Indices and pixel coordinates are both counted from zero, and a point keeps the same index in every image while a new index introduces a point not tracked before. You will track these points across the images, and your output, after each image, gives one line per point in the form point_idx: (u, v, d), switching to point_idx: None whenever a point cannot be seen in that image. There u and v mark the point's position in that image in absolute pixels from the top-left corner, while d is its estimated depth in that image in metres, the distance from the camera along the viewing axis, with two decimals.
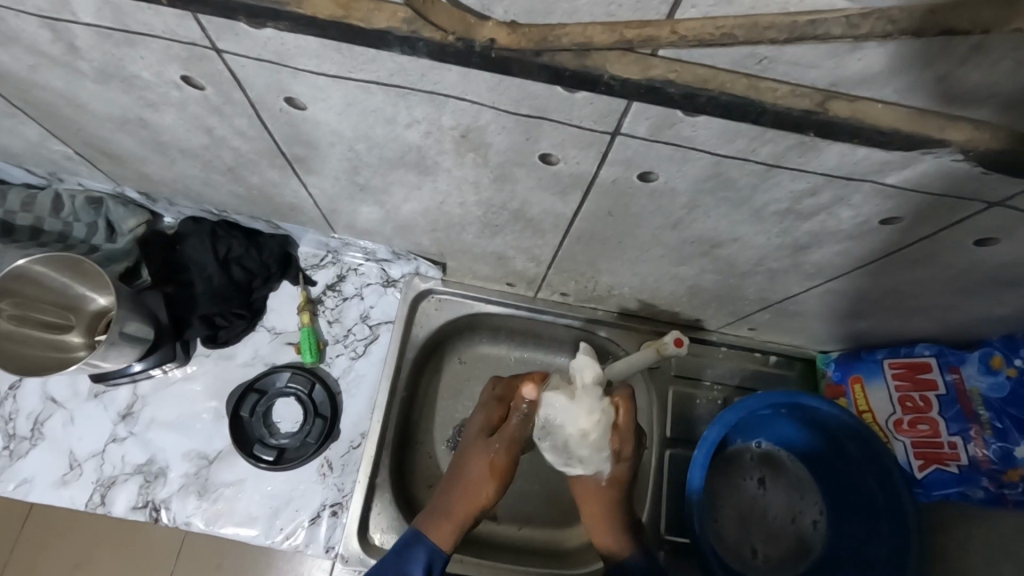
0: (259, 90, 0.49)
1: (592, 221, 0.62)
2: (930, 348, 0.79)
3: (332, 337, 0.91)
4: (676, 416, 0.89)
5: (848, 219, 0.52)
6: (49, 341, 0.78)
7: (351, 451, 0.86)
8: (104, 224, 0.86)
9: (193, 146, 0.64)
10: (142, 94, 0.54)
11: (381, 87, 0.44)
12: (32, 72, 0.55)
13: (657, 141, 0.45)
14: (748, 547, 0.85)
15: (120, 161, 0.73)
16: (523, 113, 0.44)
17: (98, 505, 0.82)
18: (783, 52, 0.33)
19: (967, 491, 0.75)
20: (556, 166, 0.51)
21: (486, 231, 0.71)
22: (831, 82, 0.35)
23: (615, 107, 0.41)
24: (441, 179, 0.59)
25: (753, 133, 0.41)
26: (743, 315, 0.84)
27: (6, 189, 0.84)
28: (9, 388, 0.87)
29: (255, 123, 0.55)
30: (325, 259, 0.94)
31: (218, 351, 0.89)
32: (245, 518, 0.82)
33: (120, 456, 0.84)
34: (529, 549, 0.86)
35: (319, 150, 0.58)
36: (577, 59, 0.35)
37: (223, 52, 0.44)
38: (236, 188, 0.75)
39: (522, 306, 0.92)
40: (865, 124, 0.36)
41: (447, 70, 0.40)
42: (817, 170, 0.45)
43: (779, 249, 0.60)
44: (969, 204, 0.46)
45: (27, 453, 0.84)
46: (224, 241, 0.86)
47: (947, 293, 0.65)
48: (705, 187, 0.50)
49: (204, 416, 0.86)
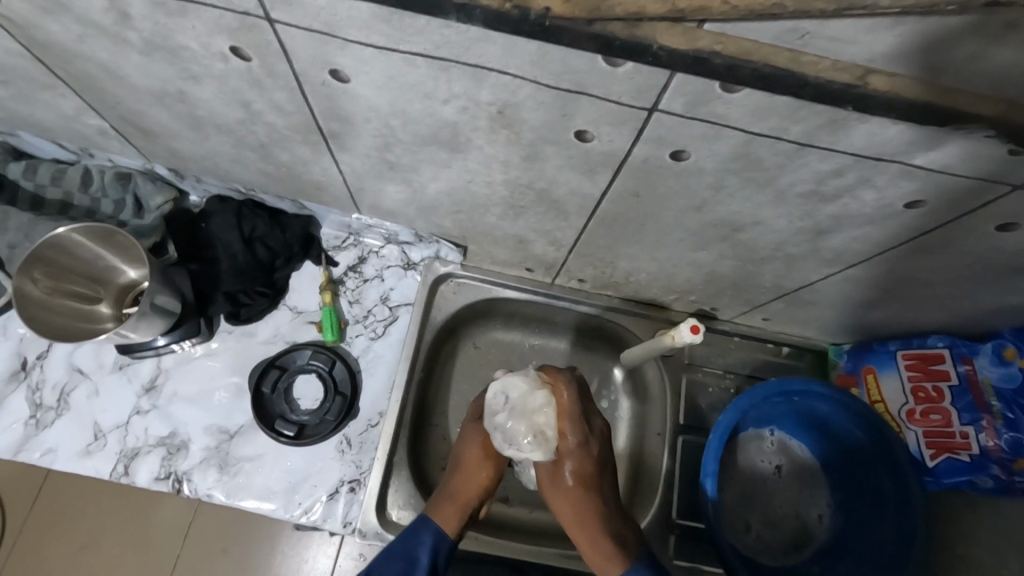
0: (304, 62, 0.50)
1: (617, 203, 0.63)
2: (943, 340, 0.80)
3: (352, 317, 0.93)
4: (689, 404, 0.91)
5: (871, 203, 0.53)
6: (78, 311, 0.80)
7: (369, 430, 0.87)
8: (131, 200, 0.87)
9: (229, 121, 0.65)
10: (187, 66, 0.55)
11: (426, 60, 0.46)
12: (79, 43, 0.56)
13: (692, 118, 0.46)
14: (751, 531, 0.87)
15: (154, 136, 0.75)
16: (562, 88, 0.46)
17: (121, 475, 0.83)
18: (825, 27, 0.35)
19: (976, 480, 0.76)
20: (589, 143, 0.53)
21: (510, 213, 0.73)
22: (868, 58, 0.37)
23: (654, 82, 0.42)
24: (471, 157, 0.61)
25: (787, 111, 0.43)
26: (758, 305, 0.85)
27: (37, 164, 0.86)
28: (35, 359, 0.89)
29: (294, 98, 0.57)
30: (346, 241, 0.95)
31: (240, 329, 0.91)
32: (265, 492, 0.83)
33: (143, 428, 0.86)
34: (540, 532, 0.87)
35: (354, 126, 0.59)
36: (626, 28, 0.37)
37: (274, 22, 0.46)
38: (266, 166, 0.76)
39: (539, 292, 0.93)
40: (901, 99, 0.38)
41: (493, 43, 0.42)
42: (847, 150, 0.46)
43: (801, 233, 0.62)
44: (993, 186, 0.48)
45: (53, 423, 0.85)
46: (249, 221, 0.87)
47: (966, 282, 0.66)
48: (733, 167, 0.52)
49: (225, 391, 0.88)
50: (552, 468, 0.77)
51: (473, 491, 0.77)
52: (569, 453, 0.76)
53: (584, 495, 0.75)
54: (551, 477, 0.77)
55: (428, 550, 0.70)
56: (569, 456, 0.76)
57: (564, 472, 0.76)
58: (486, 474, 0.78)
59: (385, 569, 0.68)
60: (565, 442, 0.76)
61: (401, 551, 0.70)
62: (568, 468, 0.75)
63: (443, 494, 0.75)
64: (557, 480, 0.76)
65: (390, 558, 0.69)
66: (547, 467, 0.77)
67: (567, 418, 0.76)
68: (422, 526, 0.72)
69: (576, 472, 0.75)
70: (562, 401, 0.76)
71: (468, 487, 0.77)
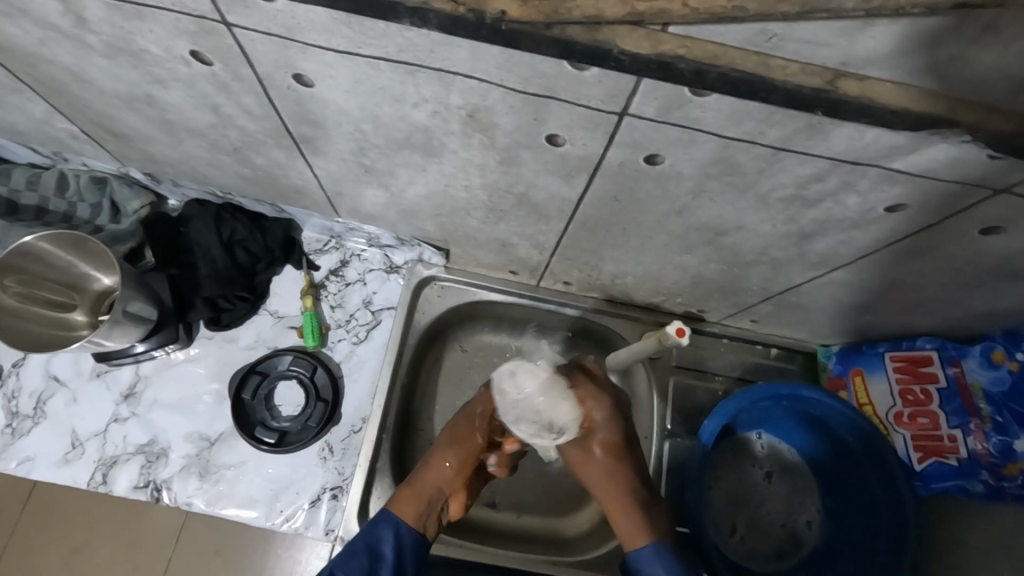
0: (267, 66, 0.49)
1: (597, 207, 0.62)
2: (931, 342, 0.79)
3: (334, 321, 0.92)
4: (676, 407, 0.89)
5: (853, 207, 0.52)
6: (53, 319, 0.79)
7: (352, 436, 0.86)
8: (108, 205, 0.86)
9: (200, 125, 0.64)
10: (150, 70, 0.54)
11: (390, 64, 0.44)
12: (40, 47, 0.55)
13: (664, 123, 0.45)
14: (736, 533, 0.85)
15: (126, 140, 0.73)
16: (530, 92, 0.44)
17: (99, 484, 0.82)
18: (794, 30, 0.33)
19: (965, 484, 0.75)
20: (563, 147, 0.51)
21: (490, 216, 0.71)
22: (841, 62, 0.35)
23: (624, 86, 0.41)
24: (447, 161, 0.59)
25: (760, 115, 0.41)
26: (745, 306, 0.84)
27: (11, 168, 0.85)
28: (12, 366, 0.88)
29: (262, 102, 0.55)
30: (327, 245, 0.94)
31: (220, 334, 0.89)
32: (246, 500, 0.82)
33: (122, 436, 0.84)
34: (525, 537, 0.86)
35: (326, 131, 0.58)
36: (588, 33, 0.35)
37: (232, 25, 0.44)
38: (241, 169, 0.75)
39: (524, 295, 0.92)
40: (874, 104, 0.36)
41: (456, 47, 0.40)
42: (824, 154, 0.45)
43: (784, 237, 0.60)
44: (975, 191, 0.46)
45: (29, 432, 0.84)
46: (229, 224, 0.86)
47: (952, 285, 0.64)
48: (711, 172, 0.50)
49: (206, 398, 0.87)
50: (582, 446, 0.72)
51: (445, 469, 0.74)
52: (600, 428, 0.72)
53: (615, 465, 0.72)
54: (581, 455, 0.73)
55: (392, 543, 0.69)
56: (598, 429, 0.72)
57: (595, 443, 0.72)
58: (449, 464, 0.74)
59: (349, 567, 0.66)
60: (595, 421, 0.72)
61: (363, 540, 0.69)
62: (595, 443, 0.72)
63: (409, 492, 0.73)
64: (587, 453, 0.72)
65: (354, 554, 0.67)
66: (576, 452, 0.73)
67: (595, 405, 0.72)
68: (386, 519, 0.70)
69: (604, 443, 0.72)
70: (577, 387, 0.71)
71: (439, 471, 0.74)
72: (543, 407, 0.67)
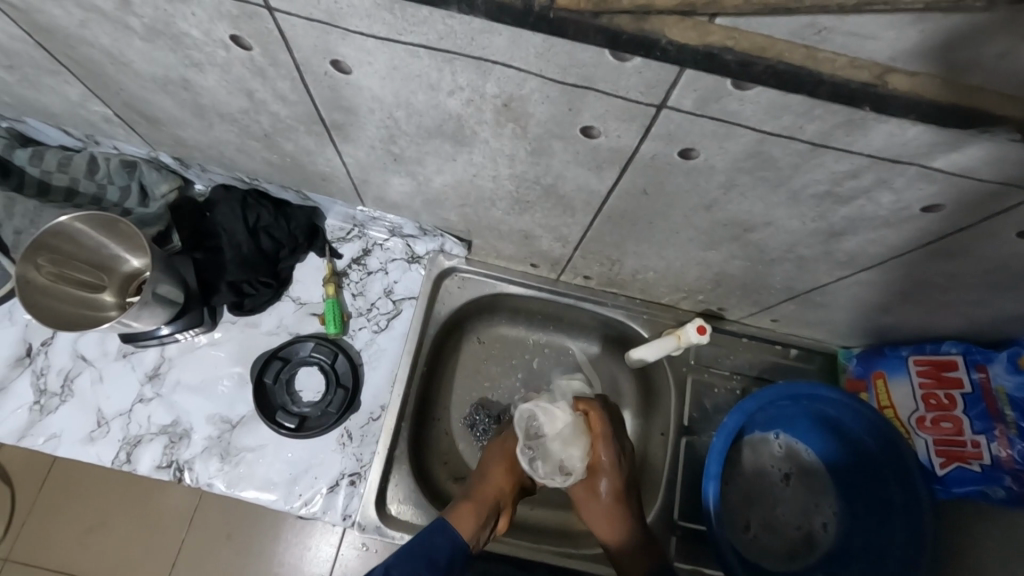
0: (306, 51, 0.49)
1: (624, 200, 0.62)
2: (957, 346, 0.78)
3: (355, 310, 0.92)
4: (694, 403, 0.89)
5: (887, 206, 0.52)
6: (83, 298, 0.80)
7: (370, 423, 0.87)
8: (137, 187, 0.87)
9: (232, 110, 0.64)
10: (189, 54, 0.55)
11: (429, 51, 0.44)
12: (81, 29, 0.55)
13: (702, 116, 0.44)
14: (749, 530, 0.85)
15: (159, 124, 0.74)
16: (569, 82, 0.44)
17: (123, 463, 0.83)
18: (844, 23, 0.33)
19: (987, 490, 0.74)
20: (597, 139, 0.51)
21: (515, 207, 0.71)
22: (889, 56, 0.35)
23: (664, 77, 0.41)
24: (477, 151, 0.59)
25: (801, 109, 0.41)
26: (767, 305, 0.83)
27: (44, 150, 0.86)
28: (41, 345, 0.89)
29: (297, 87, 0.56)
30: (350, 233, 0.95)
31: (243, 319, 0.91)
32: (265, 482, 0.83)
33: (146, 416, 0.86)
34: (539, 530, 0.86)
35: (357, 117, 0.59)
36: (636, 22, 0.36)
37: (274, 10, 0.45)
38: (270, 156, 0.75)
39: (545, 287, 0.92)
40: (922, 100, 0.36)
41: (497, 34, 0.40)
42: (863, 151, 0.44)
43: (813, 235, 0.60)
44: (1017, 192, 0.46)
45: (56, 408, 0.86)
46: (254, 210, 0.87)
47: (984, 288, 0.64)
48: (744, 166, 0.50)
49: (228, 381, 0.88)
50: (588, 485, 0.79)
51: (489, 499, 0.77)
52: (605, 470, 0.79)
53: (618, 507, 0.77)
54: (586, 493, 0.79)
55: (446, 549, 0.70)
56: (605, 469, 0.79)
57: (599, 485, 0.78)
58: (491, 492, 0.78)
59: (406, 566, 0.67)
60: (603, 463, 0.79)
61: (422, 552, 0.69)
62: (604, 486, 0.78)
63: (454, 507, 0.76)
64: (592, 492, 0.79)
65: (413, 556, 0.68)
66: (583, 491, 0.79)
67: (601, 440, 0.80)
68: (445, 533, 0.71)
69: (611, 485, 0.78)
70: (594, 425, 0.80)
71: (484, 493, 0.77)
72: (557, 447, 0.78)
